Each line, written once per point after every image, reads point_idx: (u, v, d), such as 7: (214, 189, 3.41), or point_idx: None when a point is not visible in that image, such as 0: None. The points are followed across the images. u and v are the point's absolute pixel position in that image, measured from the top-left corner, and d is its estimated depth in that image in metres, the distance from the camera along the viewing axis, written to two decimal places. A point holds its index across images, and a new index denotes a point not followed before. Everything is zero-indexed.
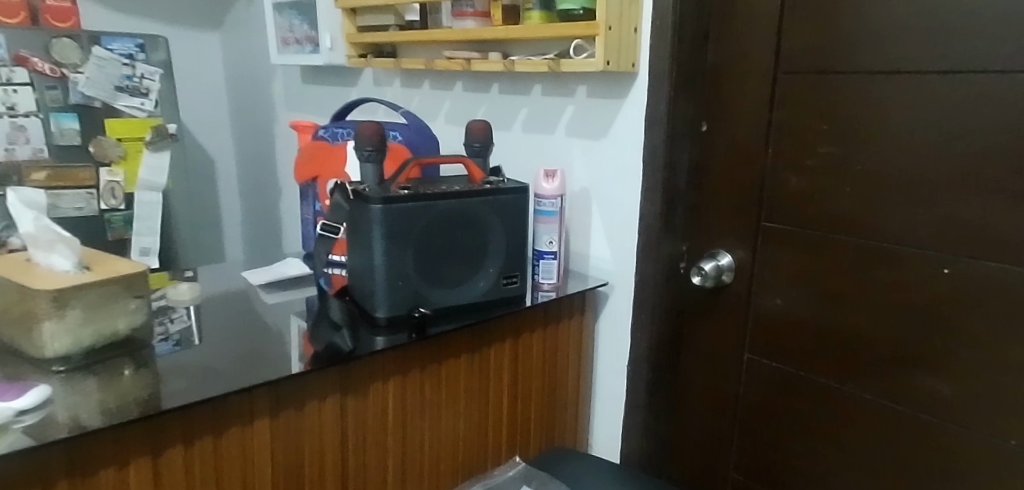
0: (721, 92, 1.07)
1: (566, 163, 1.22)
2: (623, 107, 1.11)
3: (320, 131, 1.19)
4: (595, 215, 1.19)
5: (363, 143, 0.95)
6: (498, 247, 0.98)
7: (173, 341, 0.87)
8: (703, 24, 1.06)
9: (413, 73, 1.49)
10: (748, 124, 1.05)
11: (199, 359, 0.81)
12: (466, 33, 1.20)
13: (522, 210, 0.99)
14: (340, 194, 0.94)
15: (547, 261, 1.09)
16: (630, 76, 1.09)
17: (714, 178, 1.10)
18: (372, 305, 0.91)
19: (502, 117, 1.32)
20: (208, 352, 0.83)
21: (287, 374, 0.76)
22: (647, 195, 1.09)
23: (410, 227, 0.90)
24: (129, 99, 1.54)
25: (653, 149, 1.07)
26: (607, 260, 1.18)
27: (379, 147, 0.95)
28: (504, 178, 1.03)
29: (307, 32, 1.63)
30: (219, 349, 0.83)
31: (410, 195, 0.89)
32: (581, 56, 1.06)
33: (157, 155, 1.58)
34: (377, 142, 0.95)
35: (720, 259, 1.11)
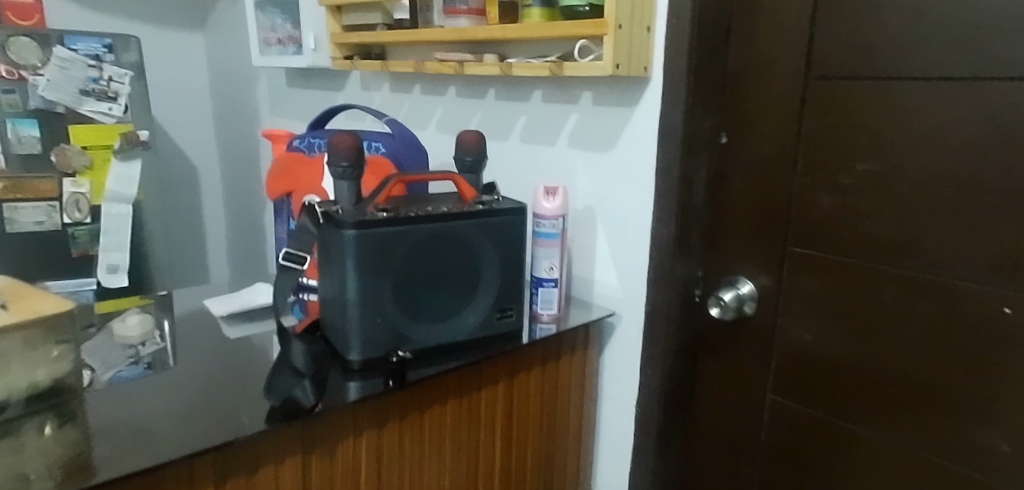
0: (743, 100, 0.95)
1: (568, 178, 1.10)
2: (632, 116, 0.99)
3: (295, 141, 1.07)
4: (600, 235, 1.07)
5: (338, 157, 0.82)
6: (491, 276, 0.86)
7: (143, 365, 0.82)
8: (725, 24, 0.94)
9: (403, 77, 1.37)
10: (773, 136, 0.93)
11: (137, 409, 0.69)
12: (459, 32, 1.08)
13: (518, 234, 0.87)
14: (309, 216, 0.81)
15: (546, 290, 0.97)
16: (641, 82, 0.97)
17: (734, 196, 0.98)
18: (344, 344, 0.79)
19: (499, 126, 1.20)
20: (149, 401, 0.71)
21: (240, 431, 0.65)
22: (657, 216, 0.97)
23: (390, 255, 0.78)
24: (95, 104, 1.42)
25: (665, 164, 0.95)
26: (613, 287, 1.06)
27: (357, 163, 0.82)
28: (498, 196, 0.91)
29: (290, 32, 1.51)
30: (162, 397, 0.72)
31: (388, 219, 0.77)
32: (587, 58, 0.93)
33: (126, 165, 1.48)
34: (354, 156, 0.82)
35: (741, 287, 0.98)
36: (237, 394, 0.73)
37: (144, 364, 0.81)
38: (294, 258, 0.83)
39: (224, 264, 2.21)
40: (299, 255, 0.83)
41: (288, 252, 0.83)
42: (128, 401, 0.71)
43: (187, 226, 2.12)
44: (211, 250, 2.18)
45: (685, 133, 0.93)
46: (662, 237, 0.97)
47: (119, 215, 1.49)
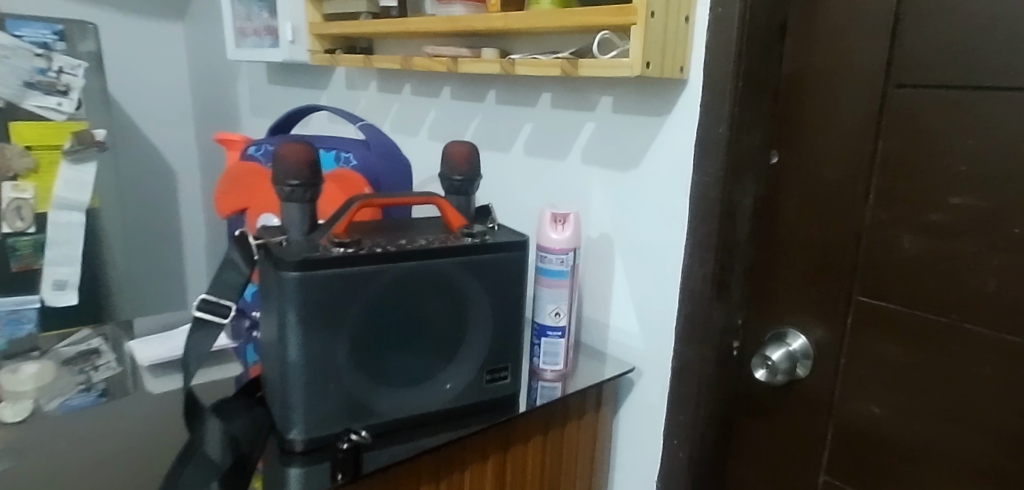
0: (801, 111, 0.76)
1: (579, 200, 0.91)
2: (662, 129, 0.80)
3: (251, 147, 0.88)
4: (618, 270, 0.88)
5: (286, 175, 0.63)
6: (481, 327, 0.68)
7: (95, 393, 0.76)
8: (780, 15, 0.75)
9: (391, 74, 1.19)
10: (839, 158, 0.74)
11: (54, 452, 0.63)
12: (453, 22, 0.90)
13: (516, 275, 0.68)
14: (246, 250, 0.63)
15: (550, 342, 0.78)
16: (675, 86, 0.78)
17: (786, 231, 0.79)
18: (285, 416, 0.61)
19: (499, 135, 1.02)
20: (83, 437, 0.66)
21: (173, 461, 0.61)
22: (689, 253, 0.79)
23: (345, 305, 0.60)
24: (42, 98, 1.27)
25: (703, 190, 0.76)
26: (633, 335, 0.87)
27: (311, 181, 0.64)
28: (494, 225, 0.72)
29: (267, 22, 1.33)
30: (89, 438, 0.66)
31: (344, 259, 0.59)
32: (608, 54, 0.74)
33: (78, 168, 1.32)
34: (306, 174, 0.64)
35: (790, 344, 0.80)
36: (155, 453, 0.62)
37: (97, 391, 0.76)
38: (211, 308, 0.66)
39: (204, 276, 2.03)
40: (220, 303, 0.66)
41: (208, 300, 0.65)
42: (26, 463, 0.61)
43: (163, 233, 1.95)
44: (189, 261, 2.00)
45: (730, 151, 0.74)
46: (694, 279, 0.79)
47: (68, 223, 1.32)
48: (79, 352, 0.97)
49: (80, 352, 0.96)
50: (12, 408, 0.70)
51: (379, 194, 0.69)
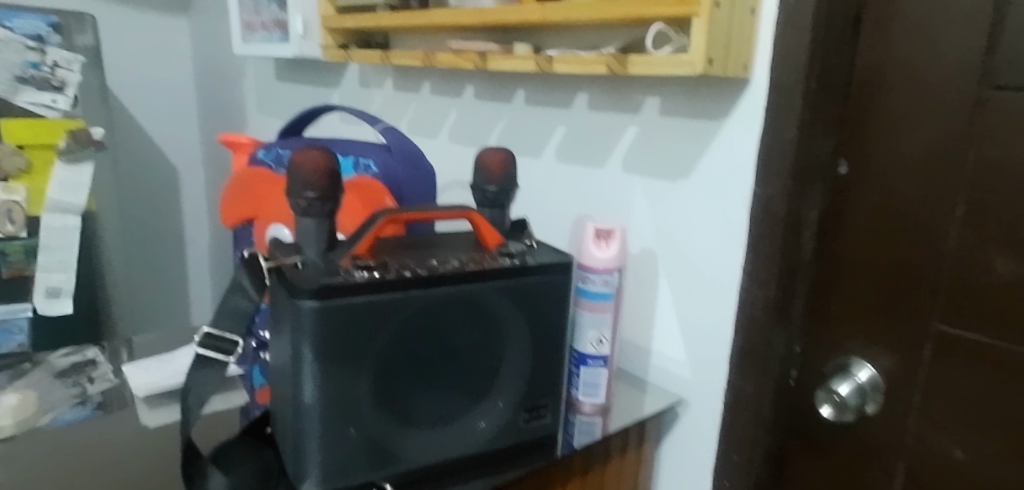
0: (876, 117, 0.68)
1: (619, 212, 0.83)
2: (718, 135, 0.72)
3: (259, 151, 0.80)
4: (662, 289, 0.80)
5: (301, 184, 0.55)
6: (521, 360, 0.60)
7: (91, 406, 0.75)
8: (854, 8, 0.66)
9: (409, 72, 1.11)
10: (920, 170, 0.66)
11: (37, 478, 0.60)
12: (480, 14, 0.81)
13: (560, 299, 0.60)
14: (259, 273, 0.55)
15: (590, 372, 0.70)
16: (735, 87, 0.70)
17: (855, 250, 0.71)
18: (298, 465, 0.53)
19: (529, 138, 0.94)
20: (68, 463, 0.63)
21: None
22: (747, 274, 0.71)
23: (369, 338, 0.51)
24: (37, 93, 1.20)
25: (765, 204, 0.68)
26: (679, 362, 0.80)
27: (329, 193, 0.56)
28: (533, 243, 0.64)
29: (276, 15, 1.25)
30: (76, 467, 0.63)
31: (368, 285, 0.50)
32: (663, 50, 0.66)
33: (74, 168, 1.24)
34: (324, 184, 0.56)
35: (857, 376, 0.72)
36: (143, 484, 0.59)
37: (92, 405, 0.75)
38: (214, 344, 0.58)
39: (207, 281, 1.95)
40: (225, 337, 0.58)
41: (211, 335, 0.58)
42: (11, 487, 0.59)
43: (164, 236, 1.87)
44: (192, 265, 1.92)
45: (798, 161, 0.66)
46: (753, 303, 0.71)
47: (63, 226, 1.24)
48: (74, 363, 0.88)
49: (74, 364, 0.87)
50: (10, 410, 0.69)
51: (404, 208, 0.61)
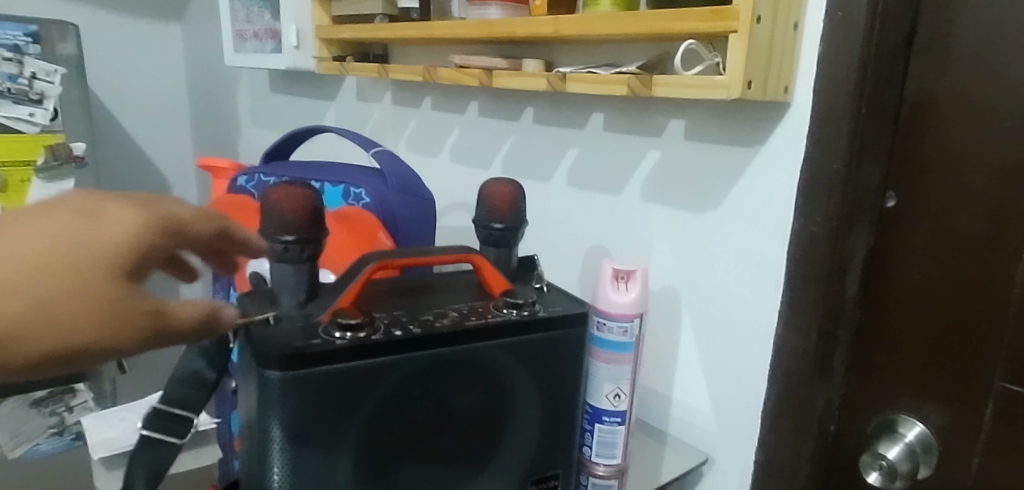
0: (930, 146, 0.59)
1: (637, 244, 0.76)
2: (751, 164, 0.64)
3: (240, 177, 0.73)
4: (686, 332, 0.72)
5: (275, 227, 0.48)
6: (527, 426, 0.52)
7: (70, 436, 0.83)
8: (912, 20, 0.58)
9: (408, 86, 1.03)
10: (982, 204, 0.58)
11: None
12: (486, 27, 0.74)
13: (573, 356, 0.53)
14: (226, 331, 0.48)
15: (605, 430, 0.62)
16: (773, 111, 0.62)
17: (905, 295, 0.63)
18: None
19: (537, 161, 0.86)
20: None
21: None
22: (784, 321, 0.63)
23: (351, 411, 0.44)
24: (12, 107, 1.14)
25: (805, 244, 0.60)
26: (704, 414, 0.72)
27: (307, 238, 0.48)
28: (545, 289, 0.57)
29: (268, 24, 1.18)
30: None
31: (350, 352, 0.44)
32: (693, 70, 0.58)
33: (52, 186, 1.18)
34: (301, 228, 0.48)
35: (904, 436, 0.64)
36: None
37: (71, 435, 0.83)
38: (165, 425, 0.52)
39: None
40: (176, 416, 0.52)
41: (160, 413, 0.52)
42: None
43: None
44: None
45: (843, 197, 0.58)
46: (790, 353, 0.63)
47: None
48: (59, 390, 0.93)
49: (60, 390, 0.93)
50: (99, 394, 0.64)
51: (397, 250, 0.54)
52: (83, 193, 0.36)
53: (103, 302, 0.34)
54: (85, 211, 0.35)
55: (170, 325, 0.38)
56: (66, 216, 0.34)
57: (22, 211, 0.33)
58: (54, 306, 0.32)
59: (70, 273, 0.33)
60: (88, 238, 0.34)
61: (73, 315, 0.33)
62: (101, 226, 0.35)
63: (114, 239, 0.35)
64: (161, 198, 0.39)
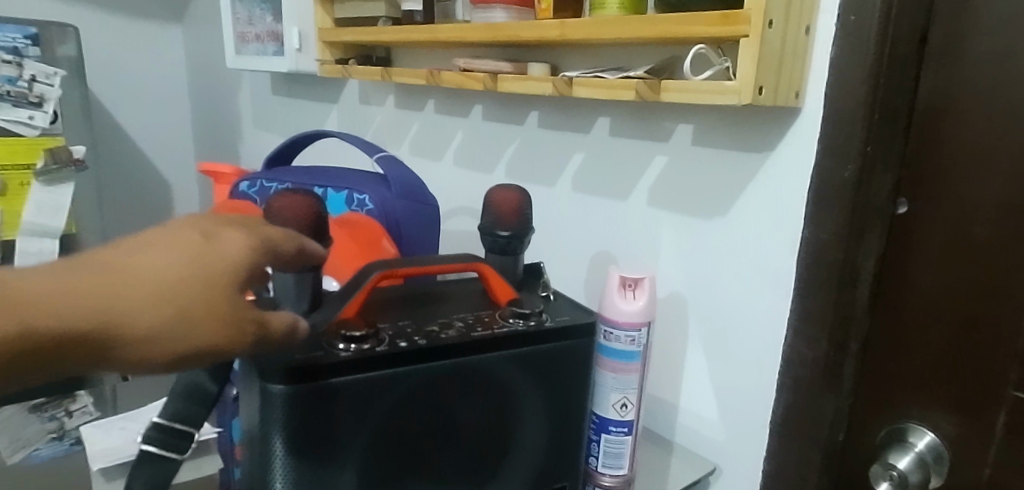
0: (943, 153, 0.58)
1: (644, 251, 0.75)
2: (760, 170, 0.63)
3: (242, 183, 0.72)
4: (693, 340, 0.71)
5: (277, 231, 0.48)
6: (532, 439, 0.52)
7: (70, 442, 0.83)
8: (923, 21, 0.56)
9: (411, 89, 1.03)
10: (995, 211, 0.56)
11: None
12: (491, 30, 0.73)
13: (579, 365, 0.52)
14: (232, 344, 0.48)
15: (613, 440, 0.61)
16: (783, 116, 0.61)
17: (915, 305, 0.61)
18: None
19: (542, 165, 0.85)
20: None
21: None
22: (793, 330, 0.62)
23: (354, 424, 0.44)
24: (12, 110, 1.14)
25: (816, 251, 0.59)
26: (712, 424, 0.71)
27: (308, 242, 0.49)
28: (552, 298, 0.56)
29: (270, 26, 1.17)
30: None
31: (352, 363, 0.44)
32: (704, 74, 0.57)
33: (51, 189, 1.17)
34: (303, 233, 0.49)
35: (914, 446, 0.62)
36: None
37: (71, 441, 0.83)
38: (164, 438, 0.51)
39: None
40: (174, 430, 0.51)
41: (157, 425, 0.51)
42: None
43: None
44: None
45: (854, 204, 0.57)
46: (799, 362, 0.62)
47: (39, 251, 1.15)
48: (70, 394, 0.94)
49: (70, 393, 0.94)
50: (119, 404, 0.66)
51: (395, 259, 0.54)
52: (202, 222, 0.42)
53: (218, 308, 0.39)
54: (204, 235, 0.41)
55: (273, 335, 0.42)
56: (193, 239, 0.40)
57: (155, 236, 0.40)
58: (177, 309, 0.37)
59: (191, 285, 0.38)
60: (206, 256, 0.40)
61: (194, 319, 0.38)
62: (215, 246, 0.40)
63: (226, 256, 0.40)
64: (262, 223, 0.45)
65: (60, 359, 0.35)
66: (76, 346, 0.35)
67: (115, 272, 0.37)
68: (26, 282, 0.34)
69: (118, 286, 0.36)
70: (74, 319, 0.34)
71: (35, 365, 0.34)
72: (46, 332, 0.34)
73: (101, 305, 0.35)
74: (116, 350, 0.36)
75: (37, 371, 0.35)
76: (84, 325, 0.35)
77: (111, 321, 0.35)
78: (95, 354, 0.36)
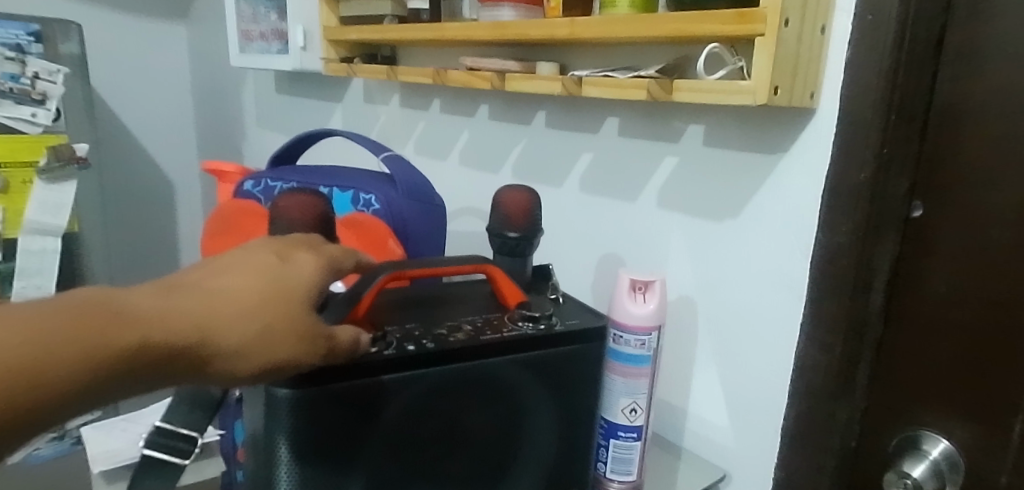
0: (961, 154, 0.56)
1: (654, 253, 0.74)
2: (773, 172, 0.62)
3: (247, 182, 0.71)
4: (703, 344, 0.70)
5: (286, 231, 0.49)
6: (540, 445, 0.51)
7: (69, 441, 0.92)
8: (940, 16, 0.54)
9: (417, 88, 1.01)
10: (1015, 214, 0.54)
11: None
12: (499, 28, 0.72)
13: (589, 370, 0.51)
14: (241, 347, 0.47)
15: (621, 446, 0.60)
16: (798, 117, 0.60)
17: (930, 312, 0.59)
18: None
19: (549, 166, 0.84)
20: None
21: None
22: (806, 335, 0.61)
23: (360, 429, 0.44)
24: (15, 108, 1.13)
25: (831, 254, 0.58)
26: (722, 429, 0.70)
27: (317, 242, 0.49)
28: (562, 301, 0.55)
29: (275, 25, 1.16)
30: None
31: (359, 367, 0.43)
32: (717, 74, 0.56)
33: (54, 187, 1.16)
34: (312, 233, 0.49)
35: (929, 453, 0.61)
36: None
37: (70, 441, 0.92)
38: (167, 443, 0.51)
39: None
40: (176, 435, 0.51)
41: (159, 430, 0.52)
42: None
43: (159, 254, 1.79)
44: None
45: (870, 208, 0.56)
46: (812, 367, 0.61)
47: (42, 250, 1.16)
48: None
49: None
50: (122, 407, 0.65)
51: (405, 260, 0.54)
52: (273, 247, 0.46)
53: (297, 321, 0.41)
54: (279, 257, 0.44)
55: (347, 350, 0.42)
56: (271, 261, 0.43)
57: (236, 260, 0.43)
58: (262, 323, 0.40)
59: (273, 301, 0.41)
60: (281, 276, 0.43)
61: (277, 332, 0.40)
62: (290, 267, 0.43)
63: (299, 277, 0.43)
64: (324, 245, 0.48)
65: (163, 374, 0.37)
66: (178, 360, 0.37)
67: (206, 293, 0.40)
68: (134, 301, 0.37)
69: (210, 305, 0.39)
70: (176, 333, 0.37)
71: (141, 379, 0.36)
72: (153, 345, 0.36)
73: (204, 318, 0.38)
74: (209, 364, 0.38)
75: (145, 385, 0.36)
76: (184, 338, 0.37)
77: (206, 335, 0.38)
78: (192, 368, 0.38)
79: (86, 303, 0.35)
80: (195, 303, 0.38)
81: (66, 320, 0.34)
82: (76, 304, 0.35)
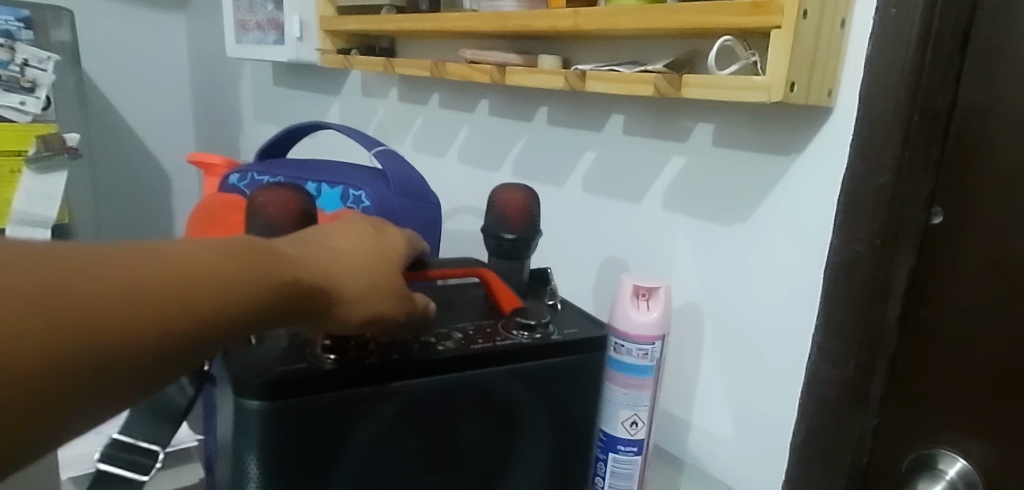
0: (987, 156, 0.52)
1: (658, 256, 0.70)
2: (786, 176, 0.59)
3: (232, 175, 0.68)
4: (709, 353, 0.67)
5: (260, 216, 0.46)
6: (535, 459, 0.48)
7: None
8: (969, 9, 0.50)
9: (416, 81, 0.98)
10: None
11: None
12: (500, 18, 0.69)
13: (586, 382, 0.48)
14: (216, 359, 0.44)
15: (621, 460, 0.56)
16: (813, 117, 0.56)
17: (948, 324, 0.56)
18: None
19: (550, 164, 0.81)
20: None
21: None
22: (817, 347, 0.58)
23: (341, 444, 0.41)
24: (3, 95, 1.10)
25: (846, 263, 0.55)
26: (726, 442, 0.66)
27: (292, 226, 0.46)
28: (562, 307, 0.52)
29: (271, 14, 1.13)
30: None
31: (341, 377, 0.40)
32: (727, 70, 0.53)
33: (43, 178, 1.12)
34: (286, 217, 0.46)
35: (946, 472, 0.57)
36: None
37: None
38: (124, 457, 0.51)
39: None
40: (138, 448, 0.51)
41: (117, 444, 0.51)
42: None
43: None
44: None
45: (888, 215, 0.53)
46: (822, 380, 0.58)
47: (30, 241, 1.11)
48: None
49: None
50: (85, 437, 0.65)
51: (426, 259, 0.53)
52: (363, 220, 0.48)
53: (398, 280, 0.44)
54: (374, 229, 0.47)
55: (423, 312, 0.45)
56: (369, 230, 0.46)
57: (339, 224, 0.46)
58: (378, 277, 0.43)
59: (382, 259, 0.44)
60: (380, 242, 0.46)
61: (386, 286, 0.43)
62: (386, 236, 0.46)
63: (394, 244, 0.46)
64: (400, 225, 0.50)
65: (298, 314, 0.39)
66: (308, 301, 0.40)
67: (326, 248, 0.43)
68: (275, 246, 0.40)
69: (333, 257, 0.42)
70: (312, 276, 0.40)
71: (283, 316, 0.38)
72: (295, 284, 0.39)
73: (326, 268, 0.41)
74: (333, 309, 0.41)
75: (287, 319, 0.39)
76: (316, 281, 0.40)
77: (333, 282, 0.41)
78: (322, 309, 0.40)
79: (241, 243, 0.38)
80: (319, 254, 0.41)
81: (224, 255, 0.37)
82: (231, 244, 0.38)
